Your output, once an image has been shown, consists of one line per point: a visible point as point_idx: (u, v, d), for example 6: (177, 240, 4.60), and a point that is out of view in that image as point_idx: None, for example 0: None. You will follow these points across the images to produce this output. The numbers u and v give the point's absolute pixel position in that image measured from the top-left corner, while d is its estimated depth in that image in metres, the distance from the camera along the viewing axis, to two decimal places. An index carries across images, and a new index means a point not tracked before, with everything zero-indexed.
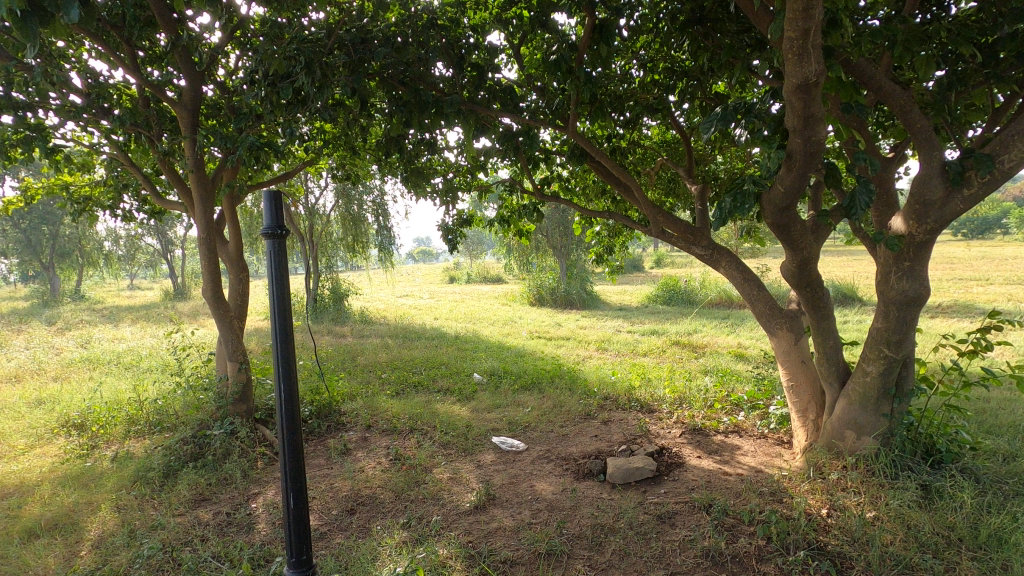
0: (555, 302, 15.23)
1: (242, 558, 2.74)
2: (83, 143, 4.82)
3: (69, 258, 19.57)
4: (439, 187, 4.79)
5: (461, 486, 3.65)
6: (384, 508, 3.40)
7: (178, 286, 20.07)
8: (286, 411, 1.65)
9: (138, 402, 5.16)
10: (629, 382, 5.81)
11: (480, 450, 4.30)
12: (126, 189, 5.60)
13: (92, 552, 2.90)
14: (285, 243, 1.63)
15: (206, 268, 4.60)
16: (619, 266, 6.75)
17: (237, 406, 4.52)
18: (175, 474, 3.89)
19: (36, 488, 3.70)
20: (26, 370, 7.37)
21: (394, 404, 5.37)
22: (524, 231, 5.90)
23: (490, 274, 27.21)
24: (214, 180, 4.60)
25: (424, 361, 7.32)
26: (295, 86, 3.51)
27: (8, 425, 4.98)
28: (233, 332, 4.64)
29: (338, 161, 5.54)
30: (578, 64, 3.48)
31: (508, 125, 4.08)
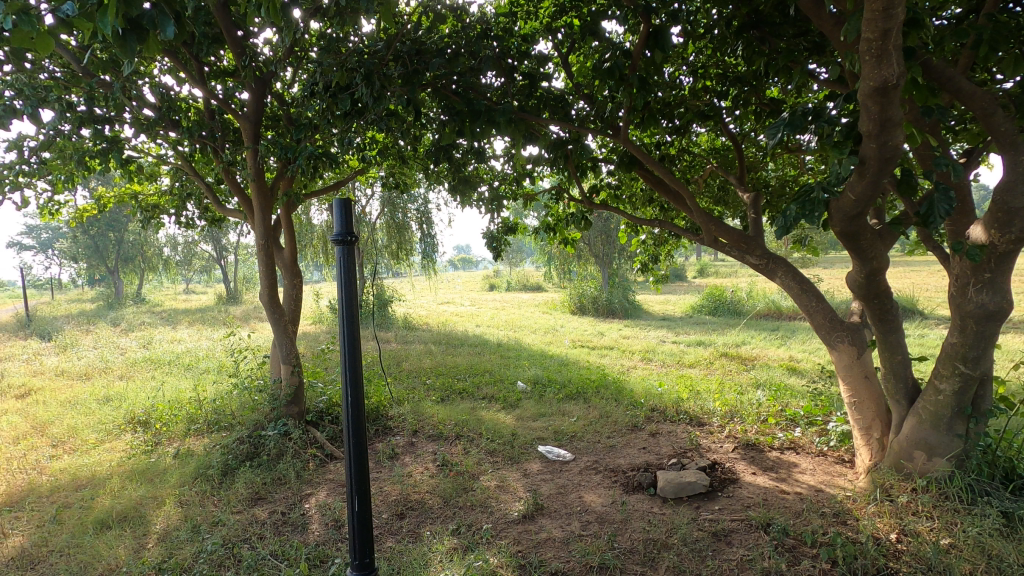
0: (596, 311, 15.09)
1: (300, 558, 2.80)
2: (152, 154, 5.08)
3: (132, 263, 20.81)
4: (486, 196, 4.84)
5: (509, 494, 3.64)
6: (433, 514, 3.42)
7: (230, 291, 20.95)
8: (351, 412, 1.67)
9: (198, 401, 5.37)
10: (677, 394, 5.68)
11: (527, 458, 4.29)
12: (190, 198, 5.89)
13: (159, 544, 3.02)
14: (354, 249, 1.67)
15: (263, 273, 4.77)
16: (665, 276, 6.63)
17: (290, 408, 4.64)
18: (232, 472, 4.02)
19: (106, 481, 3.89)
20: (95, 368, 7.80)
21: (439, 410, 5.42)
22: (570, 239, 5.87)
23: (530, 282, 27.17)
24: (272, 189, 4.77)
25: (468, 368, 7.36)
26: (353, 97, 3.61)
27: (79, 420, 5.27)
28: (287, 335, 4.78)
29: (388, 170, 5.68)
30: (631, 71, 3.45)
31: (558, 134, 4.08)
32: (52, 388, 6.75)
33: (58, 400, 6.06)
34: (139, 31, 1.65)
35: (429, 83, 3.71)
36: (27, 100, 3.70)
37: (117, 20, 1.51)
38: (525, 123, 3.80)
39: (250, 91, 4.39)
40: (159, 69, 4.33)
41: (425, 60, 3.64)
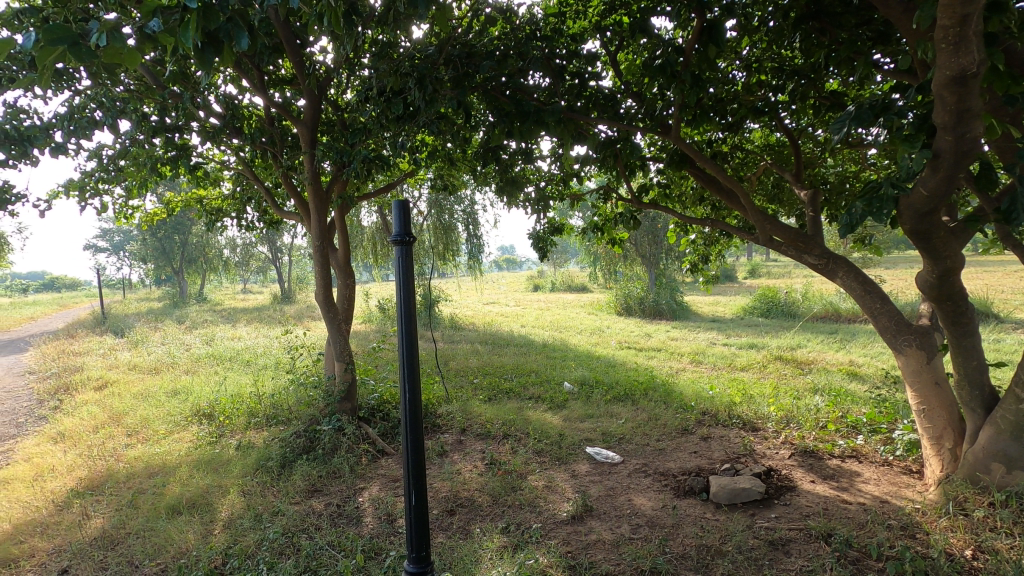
0: (643, 312, 14.83)
1: (356, 549, 2.88)
2: (216, 160, 5.35)
3: (195, 264, 21.93)
4: (533, 196, 4.86)
5: (558, 495, 3.63)
6: (482, 512, 3.45)
7: (284, 291, 21.77)
8: (409, 409, 1.71)
9: (257, 396, 5.62)
10: (729, 398, 5.53)
11: (575, 459, 4.27)
12: (250, 201, 6.16)
13: (224, 531, 3.18)
14: (412, 249, 1.71)
15: (319, 273, 4.93)
16: (716, 276, 6.47)
17: (343, 404, 4.78)
18: (290, 464, 4.18)
19: (176, 469, 4.12)
20: (163, 363, 8.28)
21: (487, 410, 5.46)
22: (617, 239, 5.81)
23: (575, 283, 27.00)
24: (327, 192, 4.93)
25: (514, 368, 7.38)
26: (405, 101, 3.69)
27: (151, 412, 5.60)
28: (341, 333, 4.93)
29: (436, 172, 5.77)
30: (684, 68, 3.38)
31: (606, 133, 4.05)
32: (125, 380, 7.22)
33: (132, 392, 6.47)
34: (216, 44, 1.73)
35: (478, 85, 3.76)
36: (108, 111, 3.97)
37: (199, 31, 1.61)
38: (573, 122, 3.79)
39: (307, 98, 4.55)
40: (224, 79, 4.55)
41: (475, 63, 3.70)
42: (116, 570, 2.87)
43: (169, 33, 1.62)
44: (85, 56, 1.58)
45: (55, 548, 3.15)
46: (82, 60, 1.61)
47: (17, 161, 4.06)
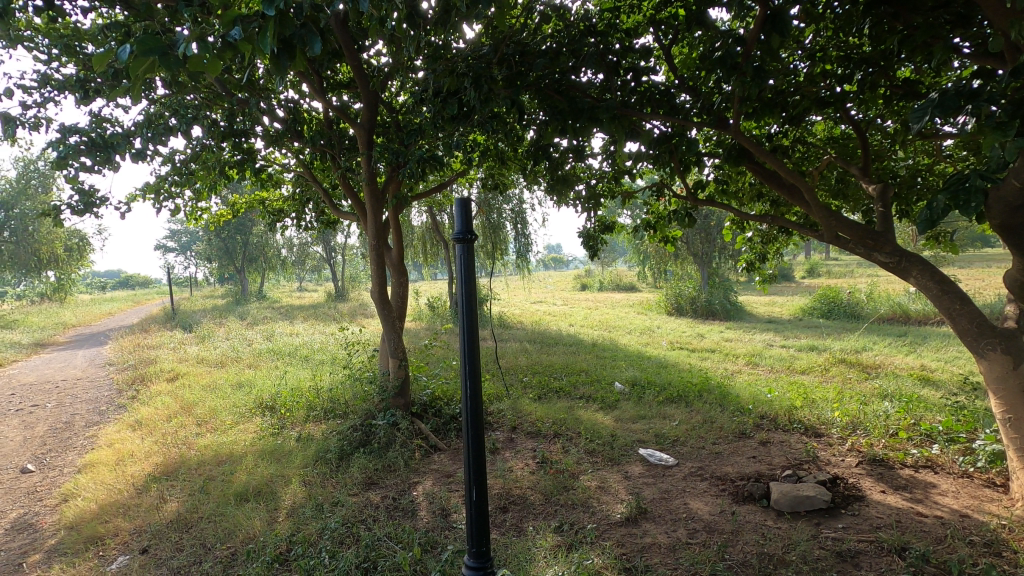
0: (695, 312, 14.46)
1: (412, 542, 2.93)
2: (278, 163, 5.57)
3: (255, 263, 22.93)
4: (584, 194, 4.82)
5: (611, 496, 3.58)
6: (536, 510, 3.45)
7: (338, 289, 22.46)
8: (469, 406, 1.72)
9: (315, 390, 5.83)
10: (789, 402, 5.31)
11: (628, 461, 4.20)
12: (309, 202, 6.39)
13: (288, 520, 3.31)
14: (472, 247, 1.73)
15: (374, 271, 5.05)
16: (774, 275, 6.24)
17: (396, 399, 4.86)
18: (348, 457, 4.31)
19: (242, 458, 4.32)
20: (228, 357, 8.70)
21: (537, 408, 5.46)
22: (670, 237, 5.69)
23: (623, 282, 26.61)
24: (382, 192, 5.04)
25: (564, 367, 7.34)
26: (460, 101, 3.72)
27: (218, 403, 5.90)
28: (394, 330, 5.03)
29: (487, 171, 5.81)
30: (745, 59, 3.26)
31: (661, 129, 3.97)
32: (194, 373, 7.64)
33: (200, 384, 6.84)
34: (290, 50, 1.73)
35: (532, 84, 3.75)
36: (182, 119, 4.19)
37: (273, 38, 1.62)
38: (626, 119, 3.73)
39: (364, 100, 4.66)
40: (286, 85, 4.72)
41: (529, 61, 3.70)
42: (190, 551, 3.04)
43: (248, 42, 1.70)
44: (172, 66, 1.67)
45: (136, 529, 3.37)
46: (169, 69, 1.70)
47: (101, 167, 4.36)
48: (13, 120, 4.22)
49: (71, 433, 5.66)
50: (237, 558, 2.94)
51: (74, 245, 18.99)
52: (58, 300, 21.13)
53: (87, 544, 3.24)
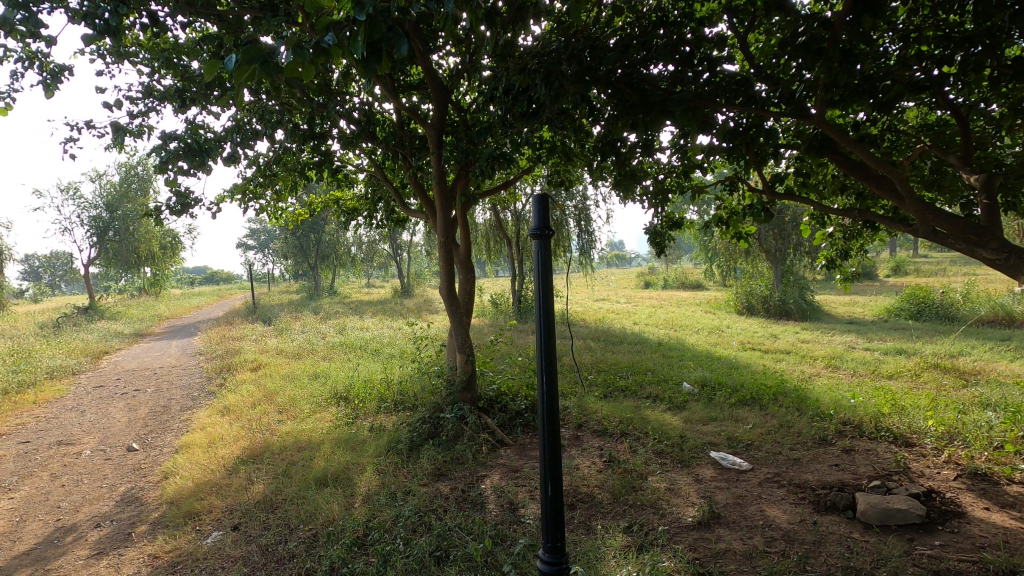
0: (767, 312, 13.84)
1: (483, 533, 2.98)
2: (352, 164, 5.80)
3: (327, 260, 23.99)
4: (652, 189, 4.71)
5: (681, 499, 3.49)
6: (604, 509, 3.42)
7: (404, 286, 23.14)
8: (545, 403, 1.73)
9: (386, 382, 6.04)
10: (876, 408, 4.98)
11: (698, 463, 4.08)
12: (381, 201, 6.61)
13: (364, 506, 3.45)
14: (550, 243, 1.73)
15: (442, 268, 5.16)
16: (857, 273, 5.88)
17: (463, 393, 4.94)
18: (418, 448, 4.43)
19: (320, 445, 4.55)
20: (304, 349, 9.16)
21: (603, 407, 5.40)
22: (744, 233, 5.47)
23: (689, 280, 25.84)
24: (451, 191, 5.13)
25: (630, 366, 7.23)
26: (530, 98, 3.73)
27: (297, 392, 6.24)
28: (462, 326, 5.12)
29: (552, 168, 5.80)
30: (832, 44, 3.06)
31: (736, 120, 3.81)
32: (275, 363, 8.10)
33: (281, 374, 7.24)
34: (378, 54, 1.81)
35: (602, 78, 3.69)
36: (267, 124, 4.45)
37: (365, 42, 1.70)
38: (700, 111, 3.60)
39: (435, 100, 4.76)
40: (360, 89, 4.91)
41: (599, 56, 3.66)
42: (276, 531, 3.23)
43: (341, 47, 1.82)
44: (273, 72, 1.81)
45: (227, 507, 3.62)
46: (271, 76, 1.83)
47: (196, 171, 4.68)
48: (122, 129, 4.62)
49: (169, 416, 6.15)
50: (318, 539, 3.10)
51: (168, 244, 20.58)
52: (155, 295, 23.00)
53: (186, 518, 3.52)
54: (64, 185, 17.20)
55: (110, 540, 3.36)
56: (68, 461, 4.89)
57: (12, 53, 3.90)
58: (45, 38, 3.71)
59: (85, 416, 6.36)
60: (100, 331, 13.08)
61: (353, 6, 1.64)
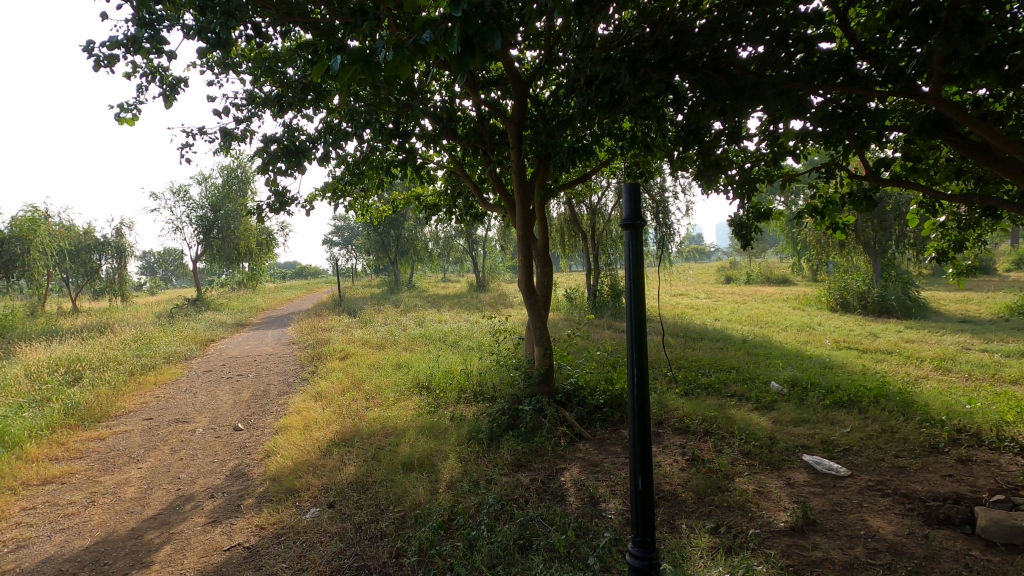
0: (864, 309, 12.85)
1: (565, 525, 2.99)
2: (433, 161, 5.95)
3: (406, 255, 24.86)
4: (739, 178, 4.49)
5: (772, 503, 3.33)
6: (688, 508, 3.33)
7: (479, 280, 23.56)
8: (635, 398, 1.71)
9: (465, 373, 6.19)
10: (997, 415, 4.50)
11: (790, 467, 3.87)
12: (460, 196, 6.77)
13: (448, 491, 3.56)
14: (642, 233, 1.70)
15: (521, 261, 5.20)
16: (972, 267, 5.35)
17: (542, 386, 4.94)
18: (498, 438, 4.51)
19: (405, 432, 4.74)
20: (387, 340, 9.57)
21: (685, 404, 5.25)
22: (841, 224, 5.10)
23: (775, 275, 24.46)
24: (530, 185, 5.15)
25: (713, 363, 6.97)
26: (612, 89, 3.66)
27: (382, 380, 6.54)
28: (540, 319, 5.15)
29: (631, 160, 5.68)
30: (951, 13, 2.78)
31: (834, 102, 3.55)
32: (361, 353, 8.52)
33: (367, 363, 7.61)
34: (471, 50, 1.85)
35: (688, 65, 3.56)
36: (356, 124, 4.66)
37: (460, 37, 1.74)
38: (794, 94, 3.39)
39: (514, 95, 4.78)
40: (442, 86, 5.03)
41: (685, 41, 3.54)
42: (368, 510, 3.42)
43: (437, 44, 1.88)
44: (374, 70, 1.88)
45: (323, 485, 3.86)
46: (372, 75, 1.93)
47: (292, 170, 4.99)
48: (229, 134, 5.01)
49: (268, 400, 6.63)
50: (406, 521, 3.24)
51: (263, 241, 22.14)
52: (252, 288, 24.83)
53: (287, 494, 3.79)
54: (176, 187, 18.90)
55: (223, 510, 3.69)
56: (185, 437, 5.41)
57: (139, 68, 4.32)
58: (166, 53, 4.08)
59: (197, 397, 7.00)
60: (207, 321, 14.31)
61: (449, 4, 1.66)
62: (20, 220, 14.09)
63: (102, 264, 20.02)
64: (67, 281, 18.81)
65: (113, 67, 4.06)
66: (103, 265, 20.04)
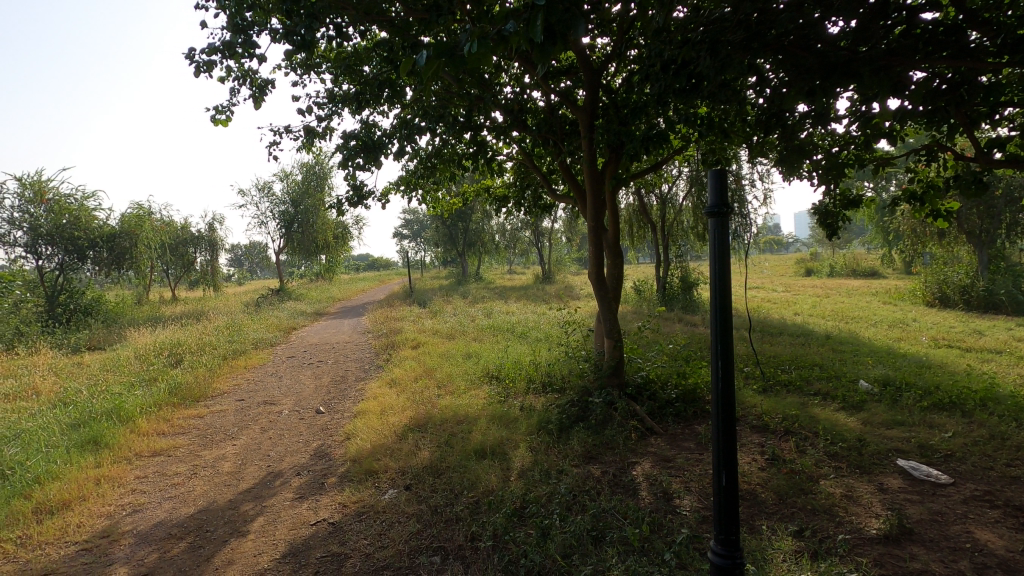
0: (966, 305, 11.77)
1: (640, 519, 2.95)
2: (502, 153, 5.99)
3: (474, 248, 25.24)
4: (826, 163, 4.22)
5: (862, 508, 3.13)
6: (768, 509, 3.20)
7: (545, 272, 23.56)
8: (720, 392, 1.66)
9: (534, 364, 6.23)
10: None
11: (882, 471, 3.61)
12: (529, 187, 6.78)
13: (520, 479, 3.61)
14: (728, 221, 1.64)
15: (591, 252, 5.14)
16: None
17: (612, 378, 4.89)
18: (568, 429, 4.51)
19: (476, 420, 4.84)
20: (457, 330, 9.78)
21: (764, 402, 5.03)
22: (943, 211, 4.68)
23: (862, 266, 22.82)
24: (601, 175, 5.07)
25: (794, 359, 6.62)
26: (690, 73, 3.53)
27: (453, 369, 6.69)
28: (610, 310, 5.08)
29: (707, 147, 5.46)
30: None
31: (939, 77, 3.25)
32: (432, 342, 8.76)
33: (438, 353, 7.82)
34: (552, 39, 1.85)
35: (773, 44, 3.36)
36: (429, 119, 4.76)
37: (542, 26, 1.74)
38: (893, 70, 3.12)
39: (585, 84, 4.72)
40: (512, 79, 5.04)
41: (769, 19, 3.35)
42: (443, 494, 3.52)
43: (520, 33, 1.88)
44: (458, 63, 1.94)
45: (399, 468, 4.01)
46: (456, 67, 1.98)
47: (369, 165, 5.17)
48: (312, 132, 5.27)
49: (346, 386, 6.97)
50: (480, 506, 3.31)
51: (340, 235, 23.20)
52: (329, 279, 26.13)
53: (367, 475, 3.98)
54: (261, 184, 20.12)
55: (309, 487, 3.92)
56: (273, 417, 5.79)
57: (232, 72, 4.62)
58: (257, 56, 4.33)
59: (283, 381, 7.47)
60: (289, 310, 15.21)
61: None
62: (128, 217, 15.47)
63: (197, 256, 21.75)
64: (168, 272, 20.55)
65: (211, 72, 4.36)
66: (198, 257, 21.78)
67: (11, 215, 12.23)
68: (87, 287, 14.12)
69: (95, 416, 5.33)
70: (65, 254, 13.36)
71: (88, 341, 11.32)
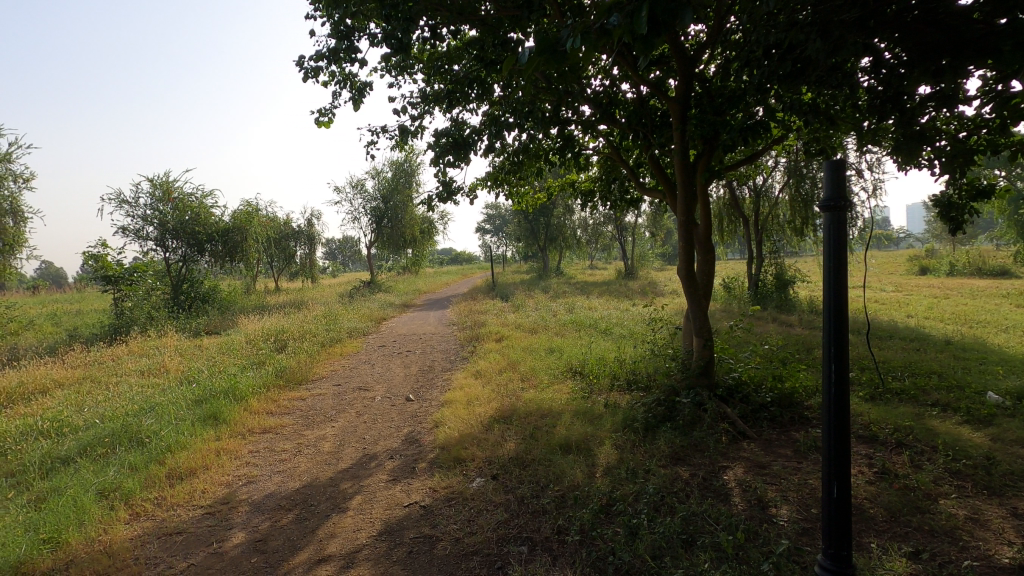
0: None
1: (733, 525, 2.83)
2: (589, 146, 5.93)
3: (555, 242, 25.20)
4: (952, 149, 3.81)
5: (990, 533, 2.82)
6: (878, 526, 2.96)
7: (628, 267, 23.07)
8: (832, 398, 1.55)
9: (619, 361, 6.14)
10: None
11: (1016, 494, 3.23)
12: (615, 181, 6.67)
13: (606, 476, 3.58)
14: (845, 216, 1.53)
15: (682, 247, 4.97)
16: None
17: (701, 378, 4.72)
18: (654, 429, 4.42)
19: (560, 415, 4.85)
20: (539, 324, 9.83)
21: (872, 410, 4.65)
22: None
23: (991, 263, 20.36)
24: (692, 167, 4.89)
25: (908, 366, 6.05)
26: (797, 58, 3.31)
27: (536, 363, 6.74)
28: (700, 308, 4.90)
29: (810, 137, 5.11)
30: None
31: None
32: (515, 336, 8.87)
33: (521, 346, 7.91)
34: (655, 31, 1.82)
35: (893, 22, 3.08)
36: (518, 115, 4.82)
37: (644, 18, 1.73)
38: None
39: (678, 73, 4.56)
40: (600, 71, 4.98)
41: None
42: (529, 485, 3.57)
43: (623, 25, 1.86)
44: (559, 59, 1.96)
45: (486, 457, 4.12)
46: (556, 63, 2.00)
47: (458, 162, 5.31)
48: (405, 131, 5.49)
49: (433, 375, 7.23)
50: (566, 500, 3.33)
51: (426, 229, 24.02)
52: (416, 272, 27.17)
53: (455, 462, 4.12)
54: (354, 181, 21.24)
55: (401, 470, 4.12)
56: (366, 403, 6.12)
57: (334, 77, 4.91)
58: (357, 60, 4.58)
59: (375, 368, 7.88)
60: (380, 301, 15.98)
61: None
62: (240, 214, 16.92)
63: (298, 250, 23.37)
64: (272, 264, 22.25)
65: (317, 77, 4.66)
66: (298, 250, 23.40)
67: (144, 213, 13.76)
68: (205, 277, 15.61)
69: (214, 394, 5.89)
70: (188, 247, 14.86)
71: (207, 326, 12.54)
